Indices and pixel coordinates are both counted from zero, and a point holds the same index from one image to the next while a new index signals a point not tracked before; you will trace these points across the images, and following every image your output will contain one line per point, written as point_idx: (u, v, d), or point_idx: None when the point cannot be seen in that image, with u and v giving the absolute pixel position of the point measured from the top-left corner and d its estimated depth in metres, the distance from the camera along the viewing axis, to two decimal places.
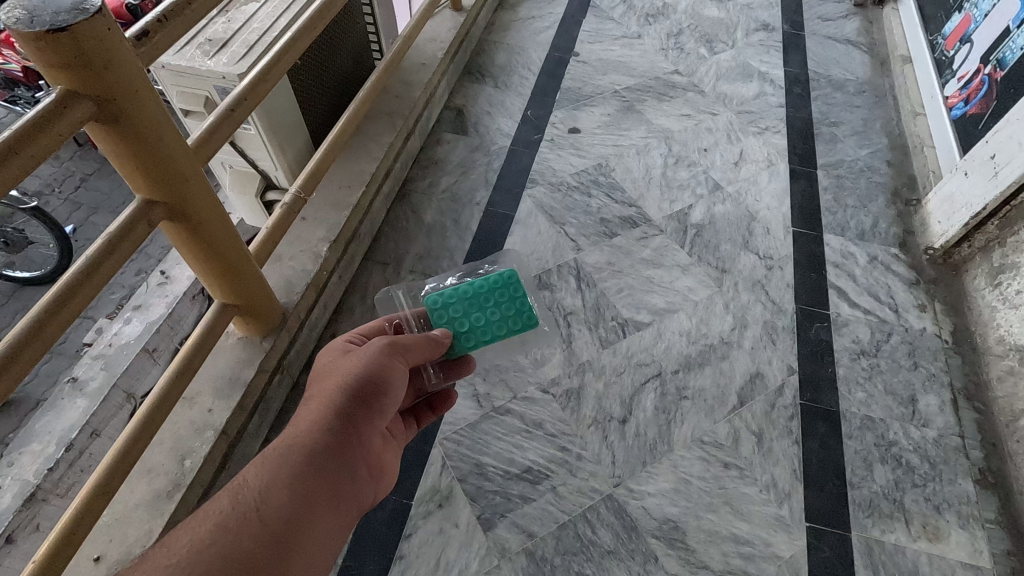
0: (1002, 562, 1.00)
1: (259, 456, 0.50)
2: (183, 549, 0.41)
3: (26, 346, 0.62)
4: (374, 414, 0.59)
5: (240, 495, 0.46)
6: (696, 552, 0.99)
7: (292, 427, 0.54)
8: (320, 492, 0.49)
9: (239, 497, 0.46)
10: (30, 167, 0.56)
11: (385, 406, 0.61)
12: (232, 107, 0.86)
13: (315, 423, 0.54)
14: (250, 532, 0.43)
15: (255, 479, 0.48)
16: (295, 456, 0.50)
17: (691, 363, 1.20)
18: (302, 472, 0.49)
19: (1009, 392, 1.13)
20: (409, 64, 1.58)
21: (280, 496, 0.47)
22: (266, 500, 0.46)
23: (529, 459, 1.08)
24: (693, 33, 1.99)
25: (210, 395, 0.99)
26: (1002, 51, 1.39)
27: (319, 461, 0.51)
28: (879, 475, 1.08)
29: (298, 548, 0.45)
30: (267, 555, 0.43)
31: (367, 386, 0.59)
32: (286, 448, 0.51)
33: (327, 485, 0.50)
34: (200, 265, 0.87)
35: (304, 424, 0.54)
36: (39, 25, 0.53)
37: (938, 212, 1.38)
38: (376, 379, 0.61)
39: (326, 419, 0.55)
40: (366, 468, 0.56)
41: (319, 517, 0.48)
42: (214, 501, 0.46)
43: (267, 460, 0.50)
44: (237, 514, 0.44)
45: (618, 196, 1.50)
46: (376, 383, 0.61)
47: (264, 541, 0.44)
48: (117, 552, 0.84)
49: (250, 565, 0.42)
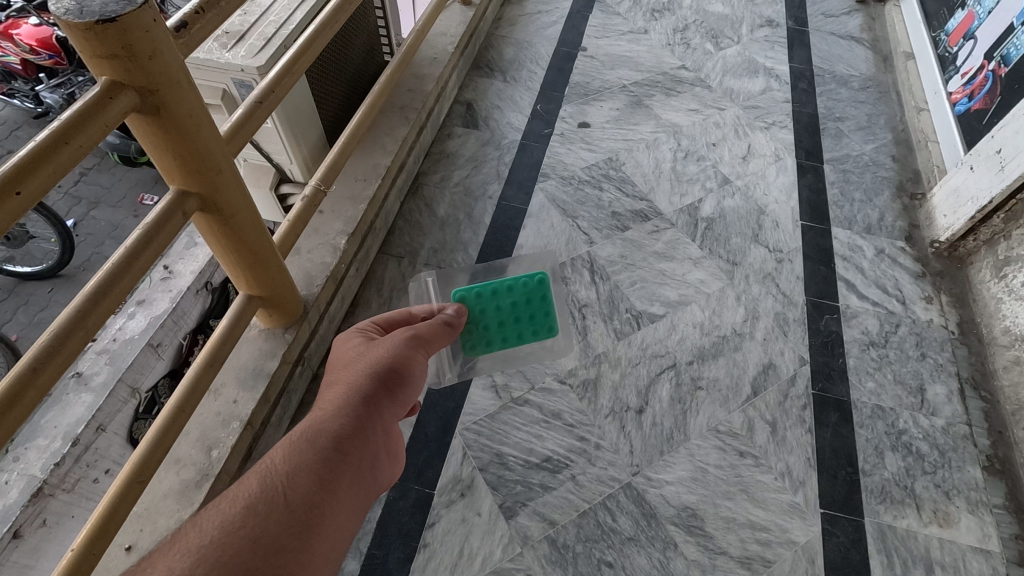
0: (1011, 546, 1.02)
1: (283, 440, 0.49)
2: (212, 530, 0.40)
3: (70, 335, 0.62)
4: (396, 401, 0.58)
5: (266, 479, 0.45)
6: (713, 538, 1.01)
7: (316, 411, 0.53)
8: (345, 479, 0.48)
9: (266, 480, 0.45)
10: (77, 157, 0.57)
11: (407, 395, 0.60)
12: (259, 100, 0.86)
13: (340, 408, 0.53)
14: (277, 516, 0.43)
15: (281, 462, 0.47)
16: (319, 441, 0.49)
17: (705, 354, 1.22)
18: (328, 457, 0.48)
19: (1015, 381, 1.16)
20: (420, 58, 1.58)
21: (307, 481, 0.46)
22: (293, 483, 0.45)
23: (549, 448, 1.09)
24: (698, 29, 2.01)
25: (234, 386, 1.00)
26: (1006, 47, 1.41)
27: (344, 447, 0.50)
28: (890, 463, 1.10)
29: (324, 535, 0.44)
30: (295, 538, 0.42)
31: (390, 372, 0.59)
32: (310, 433, 0.50)
33: (351, 473, 0.49)
34: (226, 257, 0.87)
35: (327, 409, 0.53)
36: (87, 15, 0.54)
37: (944, 205, 1.40)
38: (401, 367, 0.61)
39: (350, 405, 0.54)
40: (386, 455, 0.55)
41: (343, 504, 0.47)
42: (240, 484, 0.44)
43: (292, 443, 0.49)
44: (265, 496, 0.43)
45: (628, 190, 1.51)
46: (401, 371, 0.61)
47: (291, 525, 0.42)
48: (149, 541, 0.86)
49: (278, 549, 0.41)
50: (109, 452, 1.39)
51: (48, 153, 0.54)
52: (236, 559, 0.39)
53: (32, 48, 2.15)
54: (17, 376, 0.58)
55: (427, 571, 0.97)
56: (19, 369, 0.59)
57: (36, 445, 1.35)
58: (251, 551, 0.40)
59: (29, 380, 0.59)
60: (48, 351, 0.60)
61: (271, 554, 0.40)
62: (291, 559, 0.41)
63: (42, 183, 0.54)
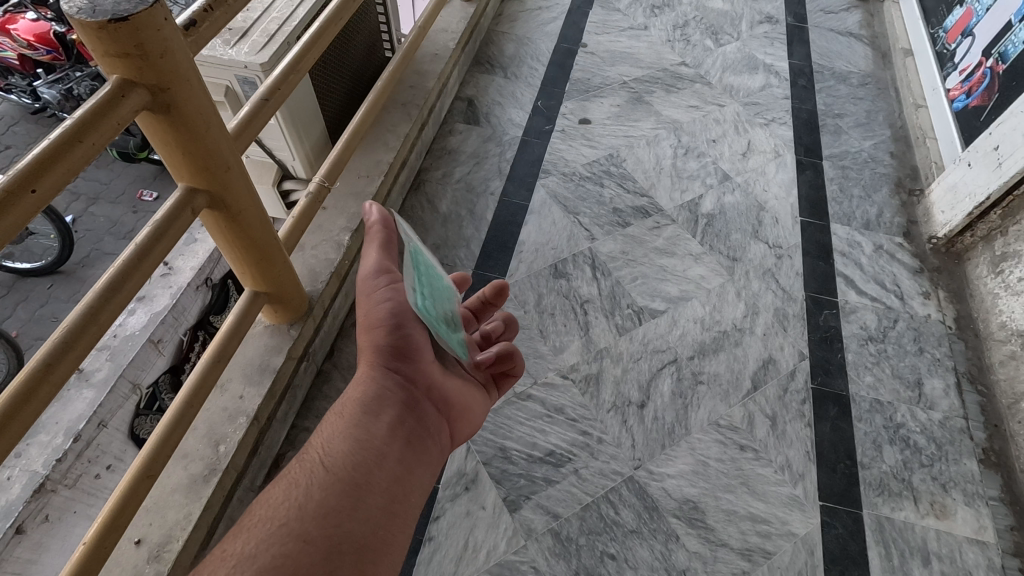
0: (1006, 537, 1.04)
1: (324, 420, 0.63)
2: (276, 503, 0.52)
3: (84, 331, 0.63)
4: (412, 355, 0.71)
5: (314, 457, 0.57)
6: (715, 530, 1.03)
7: (346, 390, 0.67)
8: (378, 439, 0.60)
9: (315, 458, 0.57)
10: (90, 155, 0.57)
11: (419, 342, 0.72)
12: (265, 97, 0.87)
13: (363, 381, 0.66)
14: (324, 483, 0.54)
15: (323, 441, 0.59)
16: (347, 415, 0.62)
17: (706, 349, 1.24)
18: (360, 424, 0.61)
19: (1010, 375, 1.18)
20: (422, 54, 1.58)
21: (342, 447, 0.58)
22: (331, 454, 0.57)
23: (552, 442, 1.11)
24: (698, 25, 2.01)
25: (240, 382, 1.01)
26: (1004, 45, 1.42)
27: (371, 412, 0.63)
28: (888, 456, 1.12)
29: (371, 488, 0.55)
30: (345, 497, 0.53)
31: (390, 328, 0.70)
32: (341, 411, 0.63)
33: (385, 432, 0.61)
34: (233, 253, 0.88)
35: (354, 387, 0.66)
36: (101, 14, 0.54)
37: (941, 202, 1.42)
38: (398, 315, 0.71)
39: (369, 375, 0.67)
40: (420, 405, 0.68)
41: (383, 459, 0.58)
42: (292, 467, 0.57)
43: (329, 423, 0.62)
44: (310, 470, 0.56)
45: (629, 187, 1.52)
46: (398, 318, 0.71)
47: (336, 487, 0.54)
48: (158, 535, 0.87)
49: (331, 507, 0.52)
50: (110, 448, 1.39)
51: (62, 151, 0.54)
52: (295, 520, 0.50)
53: (30, 43, 2.13)
54: (32, 371, 0.59)
55: (432, 564, 0.97)
56: (33, 365, 0.59)
57: (40, 441, 1.35)
58: (306, 512, 0.51)
59: (44, 376, 0.59)
60: (62, 348, 0.61)
61: (325, 511, 0.52)
62: (342, 515, 0.52)
63: (58, 180, 0.54)
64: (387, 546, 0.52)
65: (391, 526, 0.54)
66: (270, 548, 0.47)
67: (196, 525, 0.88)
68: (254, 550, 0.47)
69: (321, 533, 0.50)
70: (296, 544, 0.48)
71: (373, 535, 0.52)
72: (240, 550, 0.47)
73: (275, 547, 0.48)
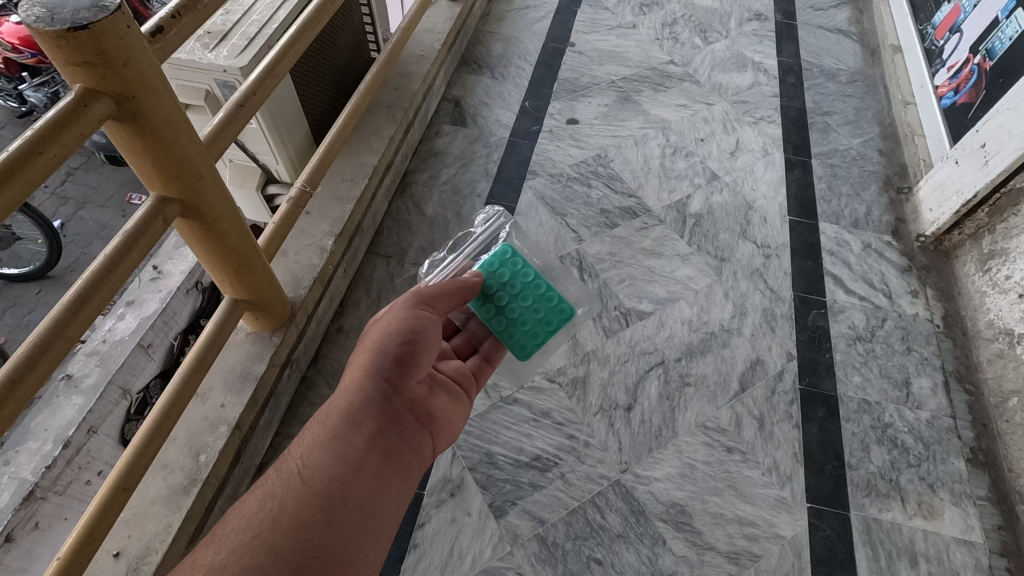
0: (993, 537, 1.04)
1: (305, 428, 0.62)
2: (246, 515, 0.52)
3: (50, 345, 0.62)
4: (410, 368, 0.69)
5: (290, 466, 0.56)
6: (701, 534, 1.02)
7: (332, 396, 0.66)
8: (357, 452, 0.59)
9: (291, 468, 0.56)
10: (52, 166, 0.56)
11: (420, 355, 0.71)
12: (240, 103, 0.86)
13: (349, 388, 0.65)
14: (298, 496, 0.53)
15: (300, 449, 0.58)
16: (328, 424, 0.61)
17: (693, 351, 1.23)
18: (340, 434, 0.60)
19: (998, 374, 1.17)
20: (407, 55, 1.57)
21: (320, 459, 0.57)
22: (307, 465, 0.56)
23: (538, 447, 1.10)
24: (687, 23, 2.00)
25: (221, 390, 1.00)
26: (991, 41, 1.41)
27: (353, 422, 0.62)
28: (876, 457, 1.12)
29: (345, 503, 0.54)
30: (318, 512, 0.52)
31: (396, 340, 0.70)
32: (323, 419, 0.62)
33: (365, 445, 0.60)
34: (210, 260, 0.87)
35: (340, 393, 0.65)
36: (59, 23, 0.53)
37: (929, 199, 1.41)
38: (406, 327, 0.71)
39: (355, 383, 0.66)
40: (406, 417, 0.66)
41: (361, 473, 0.57)
42: (268, 476, 0.56)
43: (309, 430, 0.61)
44: (286, 480, 0.55)
45: (617, 187, 1.51)
46: (406, 329, 0.71)
47: (309, 502, 0.53)
48: (137, 547, 0.86)
49: (302, 522, 0.51)
50: (100, 454, 1.36)
51: (22, 162, 0.53)
52: (263, 537, 0.49)
53: (13, 47, 2.11)
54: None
55: (417, 571, 0.97)
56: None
57: (28, 448, 1.34)
58: (275, 526, 0.50)
59: (10, 392, 0.59)
60: (28, 362, 0.60)
61: (295, 527, 0.50)
62: (314, 531, 0.51)
63: (16, 192, 0.53)
64: (360, 564, 0.51)
65: (366, 543, 0.53)
66: (240, 560, 0.47)
67: (176, 536, 0.87)
68: (224, 561, 0.47)
69: (288, 550, 0.49)
70: (262, 562, 0.47)
71: (346, 552, 0.51)
72: (209, 562, 0.47)
73: (245, 560, 0.47)
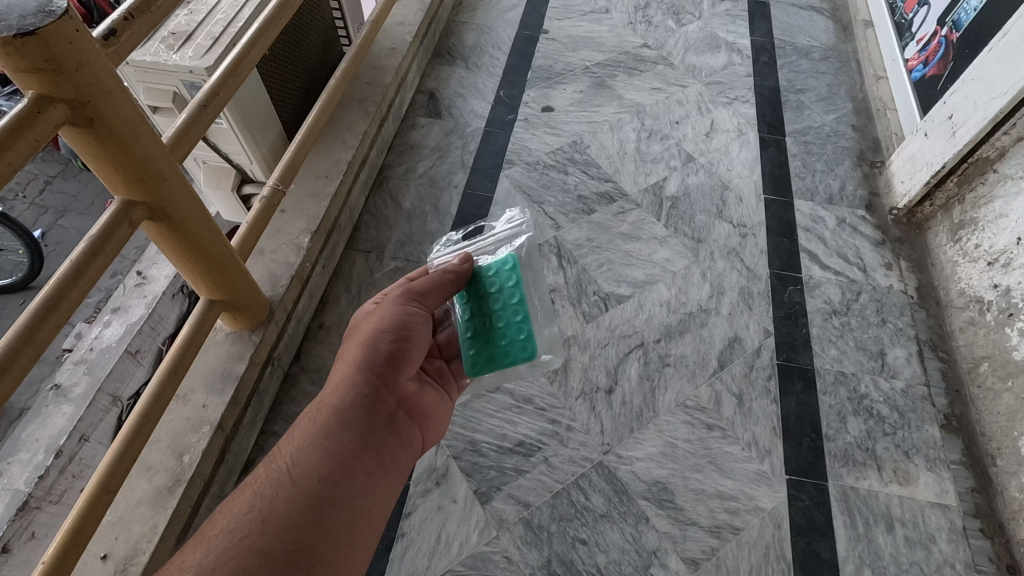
0: (967, 500, 1.06)
1: (294, 427, 0.62)
2: (230, 519, 0.51)
3: (18, 353, 0.62)
4: (397, 368, 0.70)
5: (278, 466, 0.56)
6: (684, 510, 1.05)
7: (321, 395, 0.65)
8: (347, 450, 0.59)
9: (279, 466, 0.56)
10: (9, 174, 0.56)
11: (407, 358, 0.72)
12: (203, 103, 0.85)
13: (340, 387, 0.65)
14: (286, 496, 0.52)
15: (290, 448, 0.58)
16: (319, 422, 0.61)
17: (672, 331, 1.25)
18: (329, 432, 0.60)
19: (970, 341, 1.19)
20: (378, 48, 1.56)
21: (310, 459, 0.56)
22: (297, 465, 0.55)
23: (521, 433, 1.12)
24: (660, 6, 2.00)
25: (202, 391, 1.00)
26: (957, 13, 1.42)
27: (342, 422, 0.61)
28: (853, 427, 1.14)
29: (336, 501, 0.54)
30: (306, 510, 0.52)
31: (386, 337, 0.71)
32: (312, 419, 0.61)
33: (355, 442, 0.60)
34: (184, 263, 0.87)
35: (330, 392, 0.65)
36: (5, 30, 0.53)
37: (901, 172, 1.43)
38: (398, 329, 0.73)
39: (344, 384, 0.65)
40: (393, 417, 0.66)
41: (351, 474, 0.57)
42: (257, 475, 0.55)
43: (300, 428, 0.61)
44: (275, 481, 0.54)
45: (593, 172, 1.52)
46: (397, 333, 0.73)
47: (299, 502, 0.52)
48: (124, 548, 0.87)
49: (291, 521, 0.50)
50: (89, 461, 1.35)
51: None
52: (248, 539, 0.48)
53: None
54: None
55: (405, 560, 0.98)
56: None
57: (21, 459, 1.34)
58: (265, 527, 0.49)
59: None
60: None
61: (283, 527, 0.50)
62: (302, 529, 0.50)
63: None
64: (350, 563, 0.50)
65: (357, 539, 0.52)
66: (228, 561, 0.46)
67: (161, 537, 0.88)
68: (211, 564, 0.46)
69: (277, 551, 0.48)
70: (252, 562, 0.47)
71: (336, 551, 0.50)
72: (196, 565, 0.46)
73: (233, 562, 0.46)
